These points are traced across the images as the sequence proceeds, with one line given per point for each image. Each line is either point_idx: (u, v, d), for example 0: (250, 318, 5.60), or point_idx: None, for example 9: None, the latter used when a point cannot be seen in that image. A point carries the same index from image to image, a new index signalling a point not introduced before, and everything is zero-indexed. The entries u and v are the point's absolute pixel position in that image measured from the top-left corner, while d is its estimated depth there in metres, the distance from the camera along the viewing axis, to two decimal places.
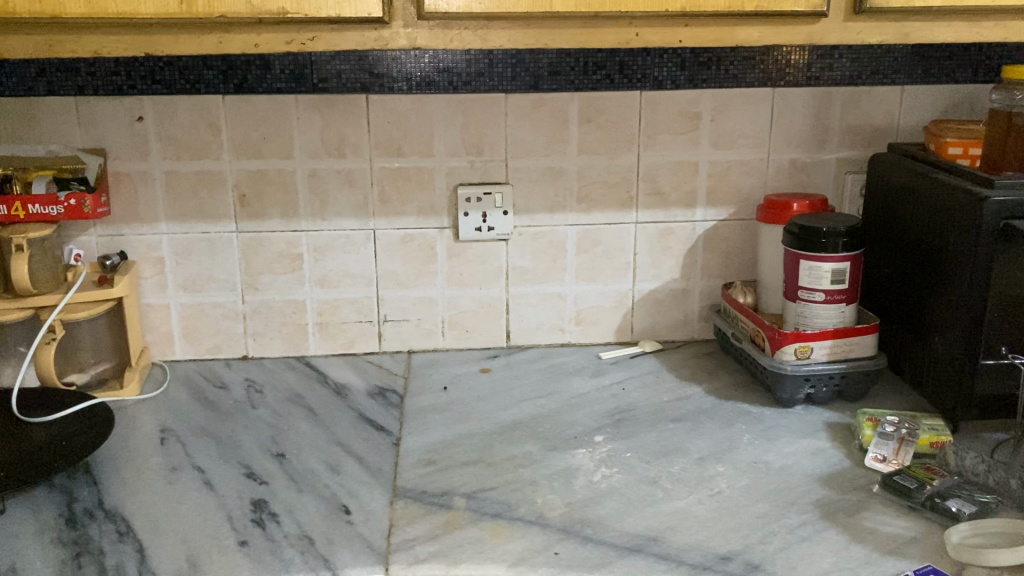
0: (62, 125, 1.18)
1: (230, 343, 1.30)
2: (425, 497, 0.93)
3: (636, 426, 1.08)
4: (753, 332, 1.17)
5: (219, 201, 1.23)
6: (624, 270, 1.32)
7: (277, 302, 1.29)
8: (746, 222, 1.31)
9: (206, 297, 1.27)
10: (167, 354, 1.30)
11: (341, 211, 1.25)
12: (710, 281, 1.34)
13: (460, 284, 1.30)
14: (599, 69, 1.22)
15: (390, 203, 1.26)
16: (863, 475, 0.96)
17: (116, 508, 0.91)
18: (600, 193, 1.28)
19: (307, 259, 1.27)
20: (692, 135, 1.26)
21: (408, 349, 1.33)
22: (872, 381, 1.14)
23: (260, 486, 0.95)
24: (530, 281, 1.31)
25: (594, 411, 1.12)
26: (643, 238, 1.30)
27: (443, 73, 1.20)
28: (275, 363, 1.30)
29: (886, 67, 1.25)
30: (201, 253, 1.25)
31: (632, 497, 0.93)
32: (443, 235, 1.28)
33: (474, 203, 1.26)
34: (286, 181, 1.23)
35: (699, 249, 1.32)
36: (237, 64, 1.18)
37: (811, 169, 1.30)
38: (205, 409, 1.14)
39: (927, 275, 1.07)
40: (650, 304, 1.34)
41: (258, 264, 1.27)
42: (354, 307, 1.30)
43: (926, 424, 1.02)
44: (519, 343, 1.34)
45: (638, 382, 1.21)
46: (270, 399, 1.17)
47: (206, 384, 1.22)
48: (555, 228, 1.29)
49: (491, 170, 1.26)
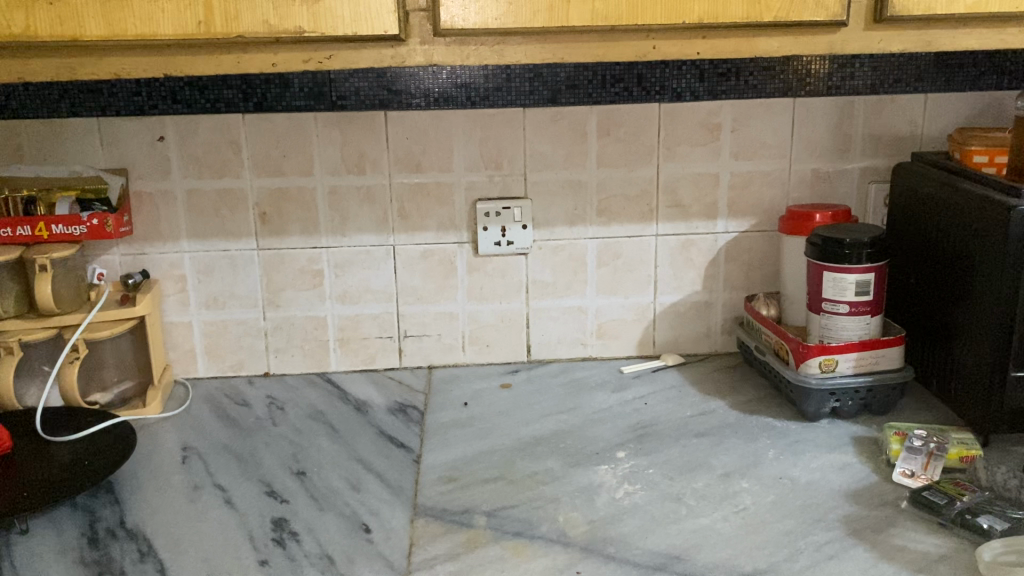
0: (85, 146, 1.19)
1: (252, 359, 1.30)
2: (446, 515, 0.92)
3: (659, 442, 1.07)
4: (777, 345, 1.16)
5: (240, 219, 1.24)
6: (646, 282, 1.31)
7: (299, 319, 1.29)
8: (769, 233, 1.30)
9: (228, 315, 1.28)
10: (189, 371, 1.30)
11: (361, 227, 1.25)
12: (733, 293, 1.32)
13: (481, 299, 1.30)
14: (617, 82, 1.21)
15: (410, 218, 1.26)
16: (892, 491, 0.95)
17: (138, 527, 0.92)
18: (620, 205, 1.27)
19: (328, 275, 1.27)
20: (713, 146, 1.25)
21: (429, 364, 1.32)
22: (899, 393, 1.12)
23: (281, 505, 0.95)
24: (551, 295, 1.30)
25: (617, 426, 1.11)
26: (664, 251, 1.29)
27: (461, 88, 1.20)
28: (297, 380, 1.30)
29: (907, 75, 1.24)
30: (223, 270, 1.26)
31: (655, 514, 0.91)
32: (462, 250, 1.27)
33: (494, 217, 1.25)
34: (307, 198, 1.24)
35: (721, 261, 1.31)
36: (256, 83, 1.19)
37: (834, 179, 1.28)
38: (227, 427, 1.14)
39: (955, 287, 1.05)
40: (672, 317, 1.33)
41: (279, 280, 1.27)
42: (375, 322, 1.30)
43: (956, 438, 1.00)
44: (541, 357, 1.33)
45: (660, 396, 1.20)
46: (291, 416, 1.17)
47: (228, 402, 1.22)
48: (575, 241, 1.28)
49: (510, 184, 1.25)
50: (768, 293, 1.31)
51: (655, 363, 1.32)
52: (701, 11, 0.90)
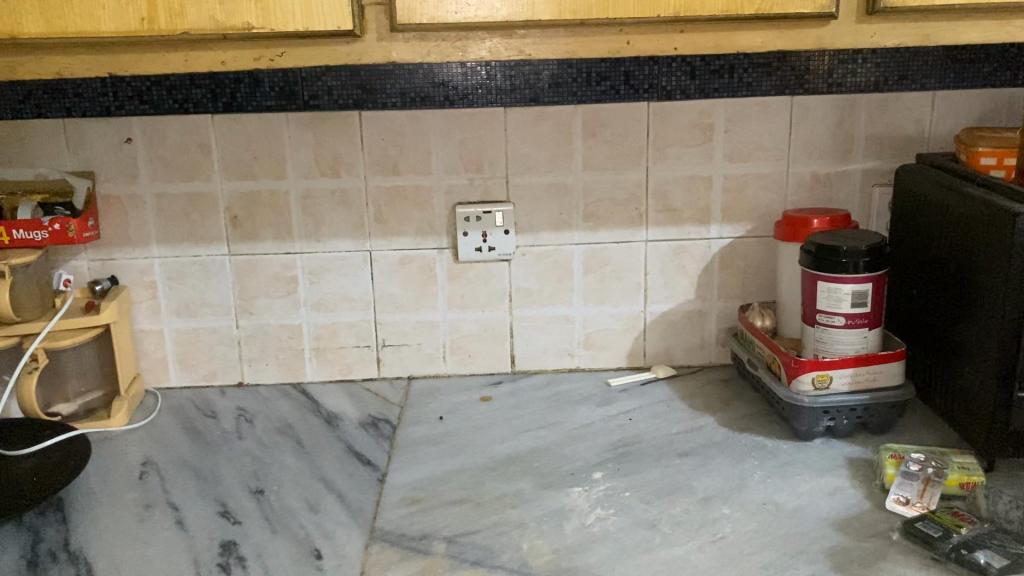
0: (51, 149, 1.15)
1: (225, 369, 1.25)
2: (403, 541, 0.87)
3: (640, 462, 1.00)
4: (771, 359, 1.09)
5: (211, 223, 1.19)
6: (636, 291, 1.24)
7: (273, 327, 1.24)
8: (766, 239, 1.23)
9: (200, 323, 1.23)
10: (161, 381, 1.26)
11: (336, 233, 1.20)
12: (728, 303, 1.25)
13: (462, 308, 1.24)
14: (602, 80, 1.15)
15: (387, 223, 1.20)
16: (884, 520, 0.88)
17: (81, 549, 0.87)
18: (607, 210, 1.21)
19: (303, 282, 1.22)
20: (705, 147, 1.19)
21: (409, 375, 1.26)
22: (899, 412, 1.05)
23: (233, 527, 0.90)
24: (536, 303, 1.24)
25: (596, 444, 1.05)
26: (654, 257, 1.23)
27: (439, 87, 1.15)
28: (271, 390, 1.25)
29: (914, 71, 1.17)
30: (194, 277, 1.22)
31: (626, 542, 0.85)
32: (442, 256, 1.22)
33: (474, 222, 1.19)
34: (279, 202, 1.19)
35: (715, 269, 1.24)
36: (225, 81, 1.14)
37: (835, 182, 1.21)
38: (191, 441, 1.10)
39: (958, 298, 0.98)
40: (664, 327, 1.26)
41: (253, 287, 1.22)
42: (352, 332, 1.24)
43: (956, 463, 0.92)
44: (526, 368, 1.27)
45: (646, 410, 1.14)
46: (258, 430, 1.12)
47: (197, 413, 1.18)
48: (560, 247, 1.22)
49: (492, 188, 1.20)
50: (765, 302, 1.24)
51: (645, 375, 1.25)
52: (677, 4, 0.83)
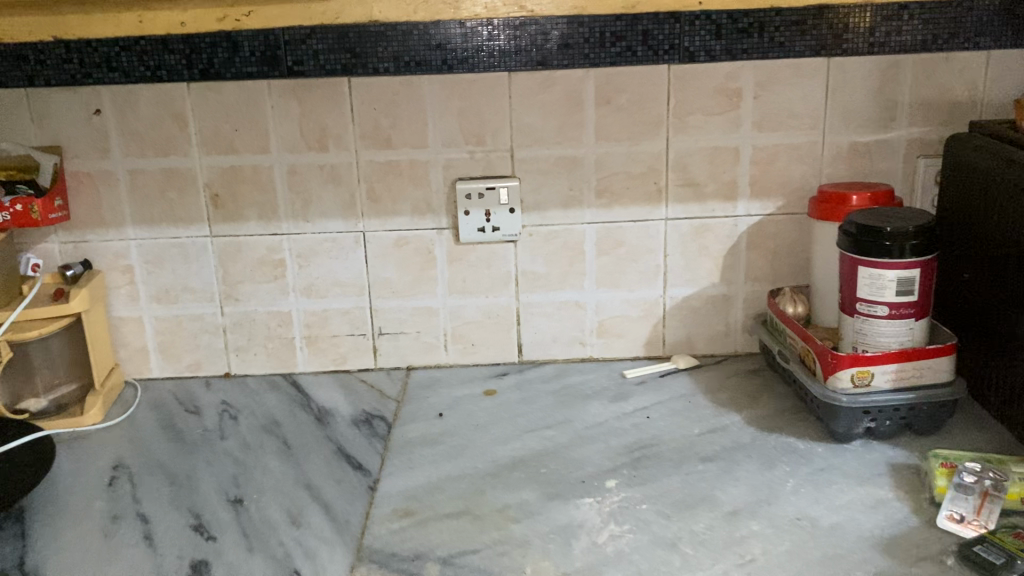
0: (14, 122, 1.06)
1: (210, 359, 1.16)
2: (392, 562, 0.77)
3: (658, 468, 0.91)
4: (804, 351, 0.99)
5: (190, 202, 1.10)
6: (654, 274, 1.14)
7: (259, 314, 1.14)
8: (798, 217, 1.11)
9: (182, 310, 1.14)
10: (142, 372, 1.17)
11: (326, 211, 1.10)
12: (756, 287, 1.14)
13: (463, 293, 1.14)
14: (617, 41, 1.04)
15: (380, 201, 1.10)
16: (936, 540, 0.77)
17: (36, 568, 0.79)
18: (622, 185, 1.10)
19: (291, 266, 1.13)
20: (731, 115, 1.07)
21: (407, 365, 1.17)
22: (949, 413, 0.94)
23: (206, 543, 0.82)
24: (544, 287, 1.14)
25: (610, 447, 0.95)
26: (675, 237, 1.12)
27: (436, 50, 1.04)
28: (259, 382, 1.16)
29: (967, 28, 1.04)
30: (173, 260, 1.12)
31: (642, 566, 0.76)
32: (441, 236, 1.12)
33: (476, 200, 1.09)
34: (263, 179, 1.09)
35: (742, 249, 1.13)
36: (201, 46, 1.03)
37: (875, 153, 1.09)
38: (169, 441, 1.01)
39: (1016, 285, 0.87)
40: (684, 313, 1.16)
41: (237, 271, 1.13)
42: (345, 319, 1.15)
43: (1017, 473, 0.82)
44: (534, 358, 1.17)
45: (665, 407, 1.04)
46: (242, 428, 1.03)
47: (178, 409, 1.09)
48: (570, 227, 1.11)
49: (495, 162, 1.09)
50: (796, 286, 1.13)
51: (664, 366, 1.15)
52: None
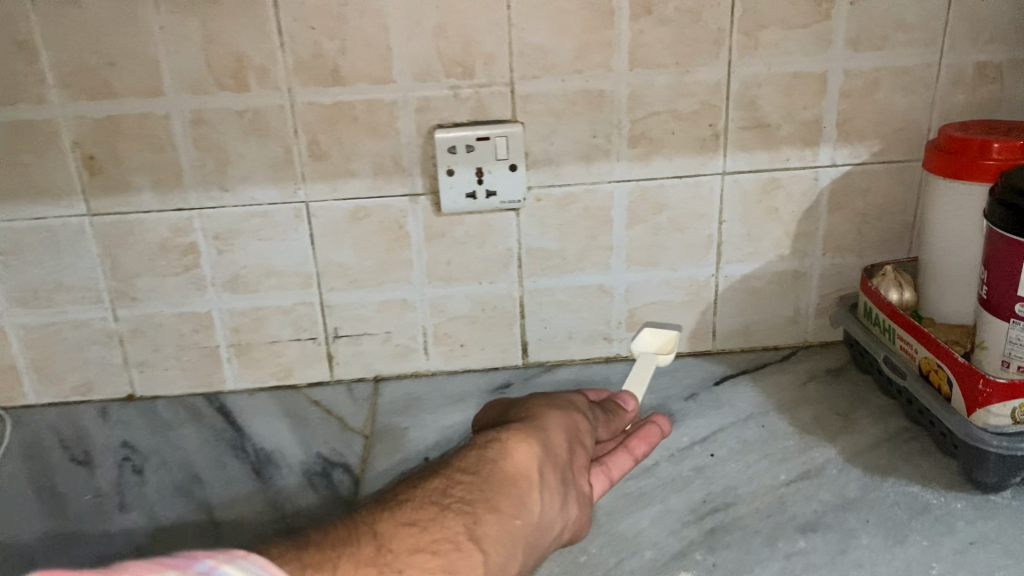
0: None
1: (105, 377, 0.86)
2: None
3: (742, 548, 0.64)
4: (928, 363, 0.71)
5: (53, 168, 0.77)
6: (703, 247, 0.85)
7: (168, 317, 0.83)
8: (897, 167, 0.83)
9: (60, 315, 0.83)
10: (14, 397, 0.86)
11: (251, 176, 0.78)
12: (837, 259, 0.86)
13: (447, 280, 0.84)
14: None
15: (326, 159, 0.78)
16: None
17: None
18: (665, 128, 0.79)
19: (207, 253, 0.81)
20: (818, 27, 0.76)
21: (374, 375, 0.88)
22: None
23: None
24: (556, 269, 0.85)
25: (668, 514, 0.68)
26: (734, 198, 0.83)
27: None
28: (173, 408, 0.86)
29: None
30: (41, 248, 0.80)
31: None
32: (415, 206, 0.81)
33: (463, 154, 0.78)
34: (153, 133, 0.76)
35: (821, 212, 0.84)
36: None
37: (1007, 77, 0.80)
38: (45, 517, 0.72)
39: None
40: (741, 296, 0.88)
41: (130, 262, 0.81)
42: (287, 320, 0.85)
43: None
44: (542, 360, 0.89)
45: (627, 447, 0.70)
46: (150, 490, 0.74)
47: (60, 456, 0.80)
48: (594, 188, 0.81)
49: (489, 100, 0.77)
50: (892, 262, 0.85)
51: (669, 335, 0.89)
52: None
